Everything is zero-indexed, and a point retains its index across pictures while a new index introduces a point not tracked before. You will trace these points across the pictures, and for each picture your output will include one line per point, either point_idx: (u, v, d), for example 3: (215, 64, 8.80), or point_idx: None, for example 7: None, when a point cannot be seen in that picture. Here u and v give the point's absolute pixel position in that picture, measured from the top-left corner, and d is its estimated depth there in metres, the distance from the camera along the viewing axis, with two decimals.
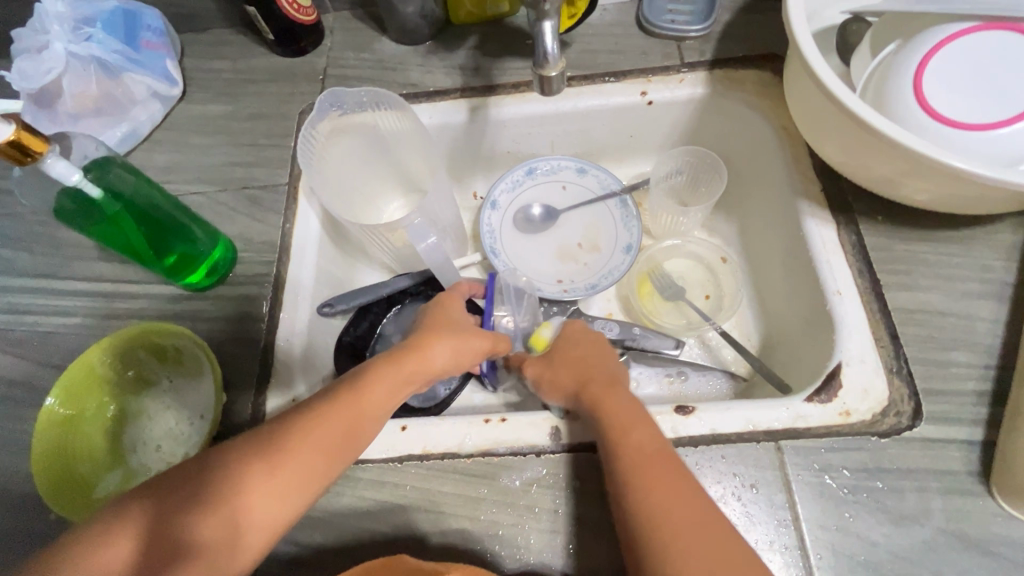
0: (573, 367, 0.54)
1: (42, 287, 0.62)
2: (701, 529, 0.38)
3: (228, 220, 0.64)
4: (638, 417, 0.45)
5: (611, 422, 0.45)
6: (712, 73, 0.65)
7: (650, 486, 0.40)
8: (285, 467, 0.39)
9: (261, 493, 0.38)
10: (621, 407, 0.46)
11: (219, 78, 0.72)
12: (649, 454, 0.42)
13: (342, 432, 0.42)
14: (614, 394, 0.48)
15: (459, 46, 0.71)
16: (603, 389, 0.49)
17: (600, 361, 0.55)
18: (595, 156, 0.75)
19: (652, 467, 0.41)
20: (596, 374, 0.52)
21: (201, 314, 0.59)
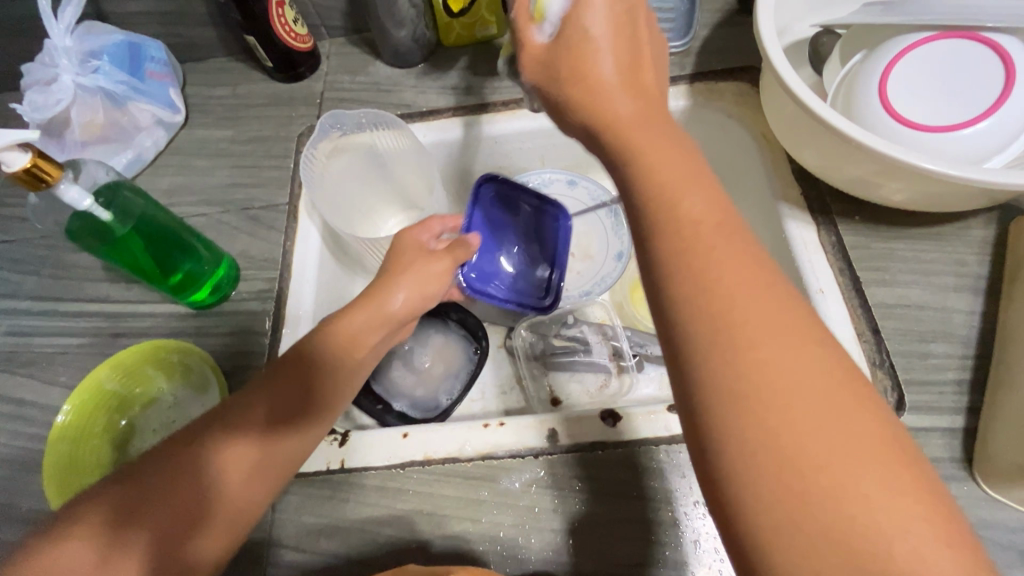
0: (610, 76, 0.38)
1: (50, 309, 0.64)
2: (835, 427, 0.26)
3: (230, 239, 0.66)
4: (719, 233, 0.31)
5: (639, 124, 0.36)
6: (693, 87, 0.68)
7: (756, 356, 0.27)
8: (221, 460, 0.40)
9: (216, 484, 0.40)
10: (623, 91, 0.37)
11: (220, 104, 0.75)
12: (748, 281, 0.29)
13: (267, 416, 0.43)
14: (680, 178, 0.33)
15: (450, 67, 0.74)
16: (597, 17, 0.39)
17: (622, 45, 0.38)
18: (584, 168, 0.78)
19: (763, 362, 0.27)
20: (639, 89, 0.38)
21: (206, 331, 0.60)
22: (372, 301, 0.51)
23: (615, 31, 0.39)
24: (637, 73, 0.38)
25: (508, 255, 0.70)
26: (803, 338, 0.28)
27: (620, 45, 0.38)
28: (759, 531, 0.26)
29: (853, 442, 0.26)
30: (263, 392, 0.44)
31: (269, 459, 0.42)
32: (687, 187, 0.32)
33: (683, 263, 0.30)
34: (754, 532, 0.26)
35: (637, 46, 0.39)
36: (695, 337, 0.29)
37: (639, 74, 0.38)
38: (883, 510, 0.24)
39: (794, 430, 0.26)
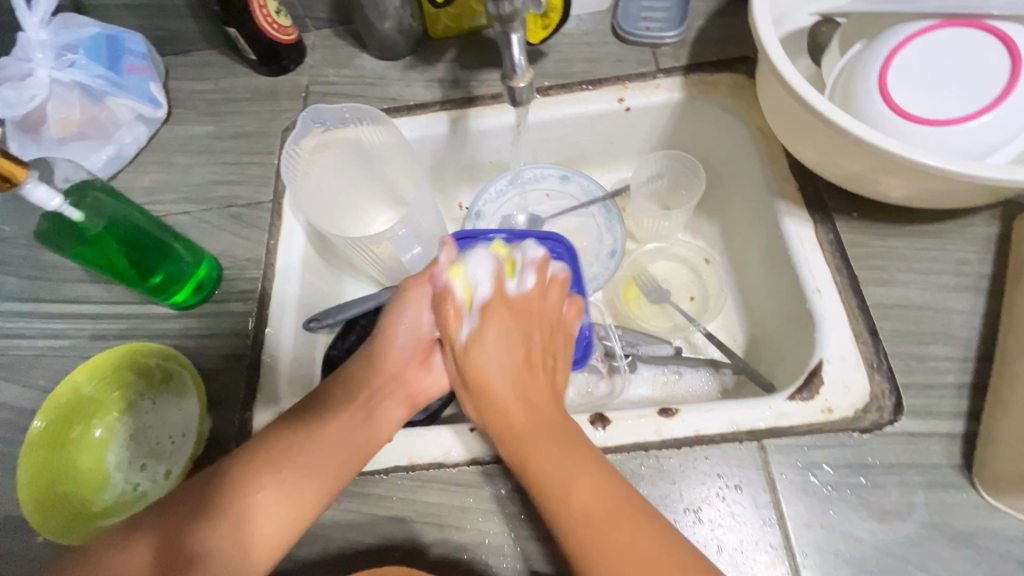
0: (508, 395, 0.50)
1: (29, 310, 0.62)
2: (637, 534, 0.39)
3: (213, 238, 0.64)
4: (574, 467, 0.43)
5: (515, 401, 0.50)
6: (687, 79, 0.66)
7: (572, 499, 0.41)
8: (287, 465, 0.46)
9: (265, 498, 0.44)
10: (497, 357, 0.53)
11: (202, 99, 0.74)
12: (604, 515, 0.40)
13: (335, 430, 0.49)
14: (554, 451, 0.44)
15: (438, 59, 0.72)
16: (492, 344, 0.54)
17: (521, 361, 0.53)
18: (577, 163, 0.76)
19: (568, 504, 0.41)
20: (516, 359, 0.53)
21: (187, 332, 0.59)
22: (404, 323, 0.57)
23: (514, 332, 0.55)
24: (517, 317, 0.56)
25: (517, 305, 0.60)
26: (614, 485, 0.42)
27: (512, 329, 0.55)
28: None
29: (645, 539, 0.39)
30: (334, 403, 0.51)
31: (290, 497, 0.45)
32: (496, 389, 0.51)
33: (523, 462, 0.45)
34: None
35: (536, 335, 0.56)
36: (577, 547, 0.39)
37: (530, 368, 0.53)
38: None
39: (608, 539, 0.39)
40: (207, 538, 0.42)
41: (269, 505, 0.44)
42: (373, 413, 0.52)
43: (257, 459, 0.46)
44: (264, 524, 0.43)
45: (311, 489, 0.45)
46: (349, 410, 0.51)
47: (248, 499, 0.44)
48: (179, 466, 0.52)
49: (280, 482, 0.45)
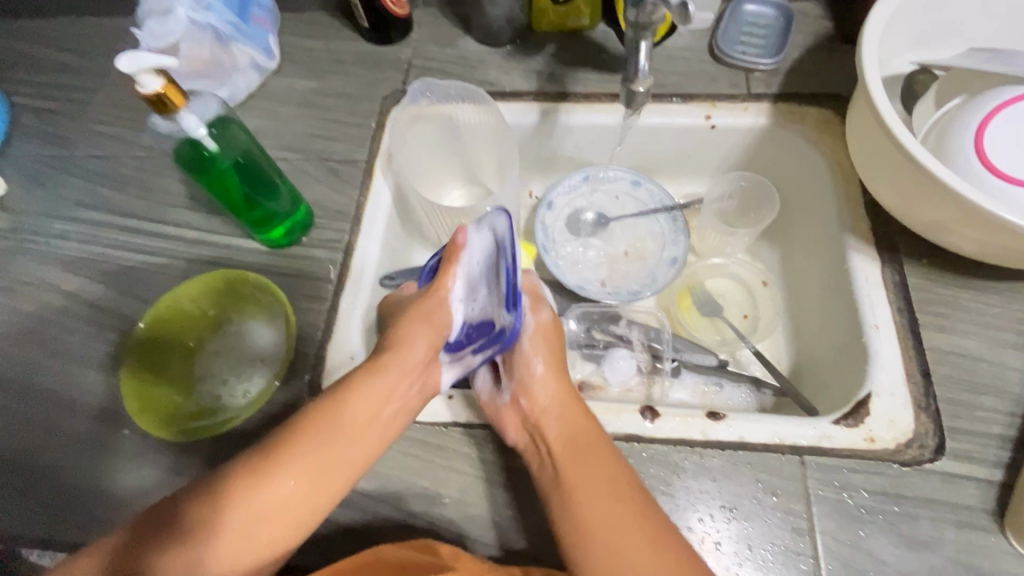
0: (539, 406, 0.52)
1: (134, 225, 0.68)
2: (641, 521, 0.44)
3: (308, 186, 0.69)
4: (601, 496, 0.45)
5: (559, 440, 0.49)
6: (776, 106, 0.68)
7: (587, 525, 0.44)
8: (239, 512, 0.41)
9: (228, 538, 0.40)
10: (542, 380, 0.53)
11: (311, 56, 0.78)
12: (621, 537, 0.43)
13: (280, 483, 0.42)
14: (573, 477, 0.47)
15: (537, 52, 0.75)
16: (548, 408, 0.51)
17: (570, 413, 0.51)
18: (651, 170, 0.79)
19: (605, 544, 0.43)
20: (554, 399, 0.52)
21: (276, 270, 0.64)
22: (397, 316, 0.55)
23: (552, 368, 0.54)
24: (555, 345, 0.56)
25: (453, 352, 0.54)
26: (623, 474, 0.47)
27: (553, 376, 0.53)
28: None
29: (647, 526, 0.44)
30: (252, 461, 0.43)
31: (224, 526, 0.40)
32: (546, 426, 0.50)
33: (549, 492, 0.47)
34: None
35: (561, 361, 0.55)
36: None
37: (556, 409, 0.51)
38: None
39: (605, 547, 0.43)
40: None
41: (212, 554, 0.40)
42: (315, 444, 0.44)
43: (207, 509, 0.41)
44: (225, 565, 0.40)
45: (273, 533, 0.42)
46: (284, 465, 0.42)
47: (215, 558, 0.40)
48: (256, 386, 0.57)
49: (250, 527, 0.41)
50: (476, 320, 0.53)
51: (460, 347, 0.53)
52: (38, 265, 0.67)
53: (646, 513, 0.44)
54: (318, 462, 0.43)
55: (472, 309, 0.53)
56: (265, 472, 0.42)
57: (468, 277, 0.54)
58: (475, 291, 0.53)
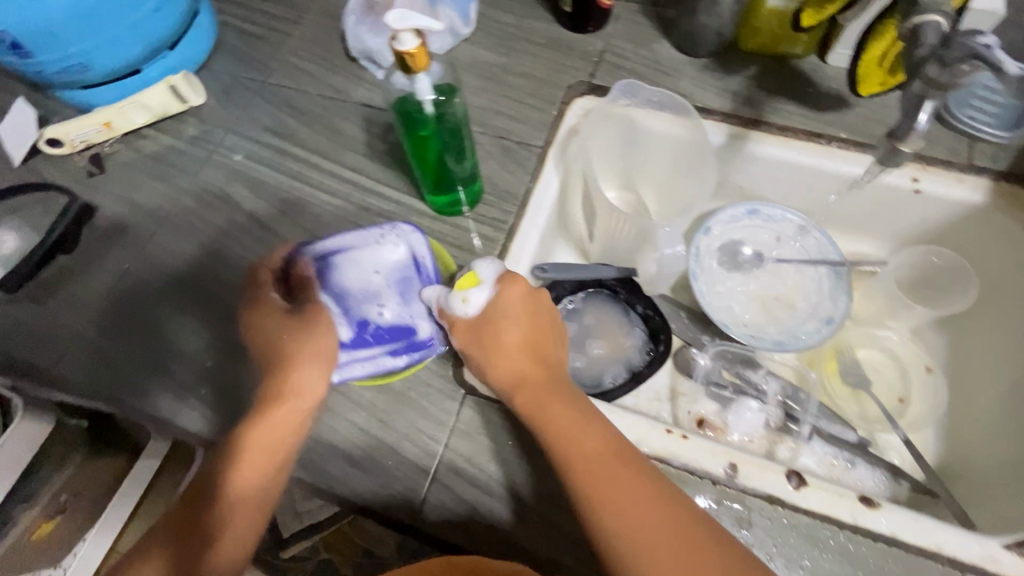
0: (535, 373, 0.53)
1: (314, 163, 0.71)
2: (648, 493, 0.46)
3: (480, 160, 0.69)
4: (609, 481, 0.46)
5: (564, 429, 0.49)
6: (998, 185, 0.62)
7: (612, 524, 0.45)
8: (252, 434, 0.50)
9: (252, 453, 0.50)
10: (519, 347, 0.53)
11: (503, 31, 0.79)
12: (640, 494, 0.46)
13: (287, 416, 0.51)
14: (604, 470, 0.47)
15: (737, 71, 0.72)
16: (502, 352, 0.53)
17: (534, 369, 0.53)
18: (823, 218, 0.74)
19: (628, 538, 0.44)
20: (519, 354, 0.53)
21: (440, 237, 0.65)
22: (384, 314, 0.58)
23: (523, 327, 0.54)
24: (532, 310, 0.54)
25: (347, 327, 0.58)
26: (614, 449, 0.49)
27: (523, 334, 0.53)
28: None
29: (662, 504, 0.46)
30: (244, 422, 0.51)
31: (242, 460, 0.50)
32: (554, 415, 0.50)
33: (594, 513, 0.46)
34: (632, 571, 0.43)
35: (549, 319, 0.55)
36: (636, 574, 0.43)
37: (539, 372, 0.53)
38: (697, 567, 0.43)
39: (636, 547, 0.44)
40: (239, 478, 0.50)
41: (242, 481, 0.50)
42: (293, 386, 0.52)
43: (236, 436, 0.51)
44: (258, 472, 0.50)
45: (271, 443, 0.50)
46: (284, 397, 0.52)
47: (250, 467, 0.50)
48: None
49: (282, 441, 0.51)
50: (386, 325, 0.58)
51: (366, 343, 0.57)
52: (226, 181, 0.73)
53: (660, 495, 0.46)
54: (293, 400, 0.52)
55: (378, 314, 0.58)
56: (280, 408, 0.51)
57: (371, 282, 0.59)
58: (381, 301, 0.58)
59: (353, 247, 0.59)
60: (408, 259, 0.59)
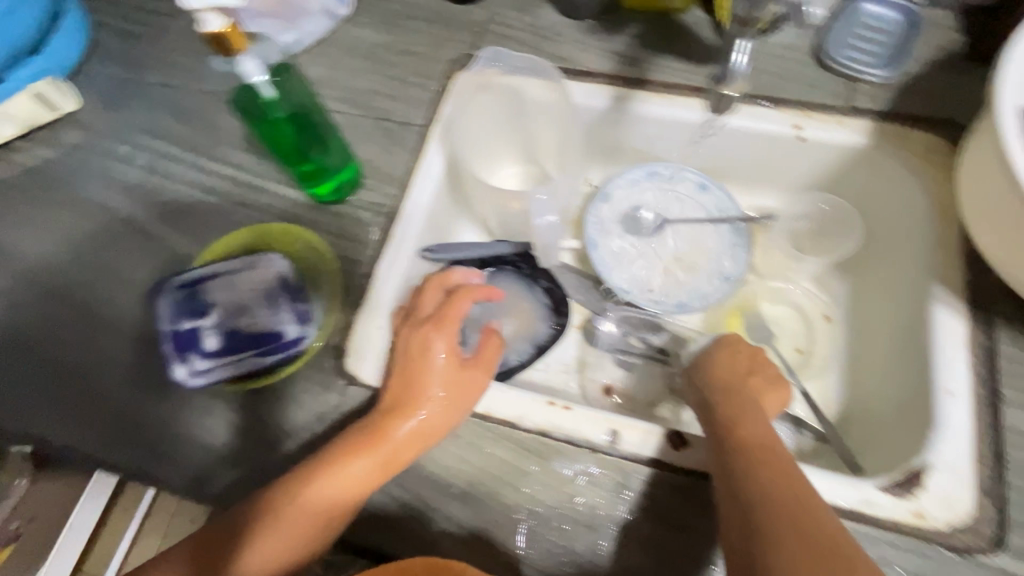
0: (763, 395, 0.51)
1: (193, 162, 0.68)
2: (795, 497, 0.40)
3: (362, 144, 0.67)
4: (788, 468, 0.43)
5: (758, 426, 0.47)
6: (878, 125, 0.61)
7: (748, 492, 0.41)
8: (379, 451, 0.48)
9: (342, 479, 0.47)
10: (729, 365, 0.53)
11: (384, 8, 0.75)
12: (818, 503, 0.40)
13: (419, 429, 0.49)
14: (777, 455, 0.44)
15: (621, 31, 0.69)
16: (742, 399, 0.49)
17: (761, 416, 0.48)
18: (723, 175, 0.72)
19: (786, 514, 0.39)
20: (738, 375, 0.52)
21: (317, 224, 0.63)
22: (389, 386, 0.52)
23: (731, 354, 0.54)
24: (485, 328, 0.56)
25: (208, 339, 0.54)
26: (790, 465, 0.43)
27: (747, 364, 0.53)
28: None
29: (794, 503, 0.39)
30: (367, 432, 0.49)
31: (316, 473, 0.47)
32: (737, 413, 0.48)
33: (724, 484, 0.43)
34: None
35: (767, 366, 0.54)
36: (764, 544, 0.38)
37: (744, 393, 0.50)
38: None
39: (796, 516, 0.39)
40: (324, 487, 0.47)
41: (323, 493, 0.47)
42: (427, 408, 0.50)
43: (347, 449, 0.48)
44: (351, 477, 0.47)
45: (397, 461, 0.49)
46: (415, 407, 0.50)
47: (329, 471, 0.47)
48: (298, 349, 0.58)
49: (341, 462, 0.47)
50: (255, 332, 0.55)
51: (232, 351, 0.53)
52: (104, 188, 0.70)
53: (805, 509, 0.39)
54: (432, 421, 0.50)
55: (248, 324, 0.55)
56: (394, 415, 0.49)
57: (237, 300, 0.55)
58: (251, 312, 0.55)
59: (217, 271, 0.56)
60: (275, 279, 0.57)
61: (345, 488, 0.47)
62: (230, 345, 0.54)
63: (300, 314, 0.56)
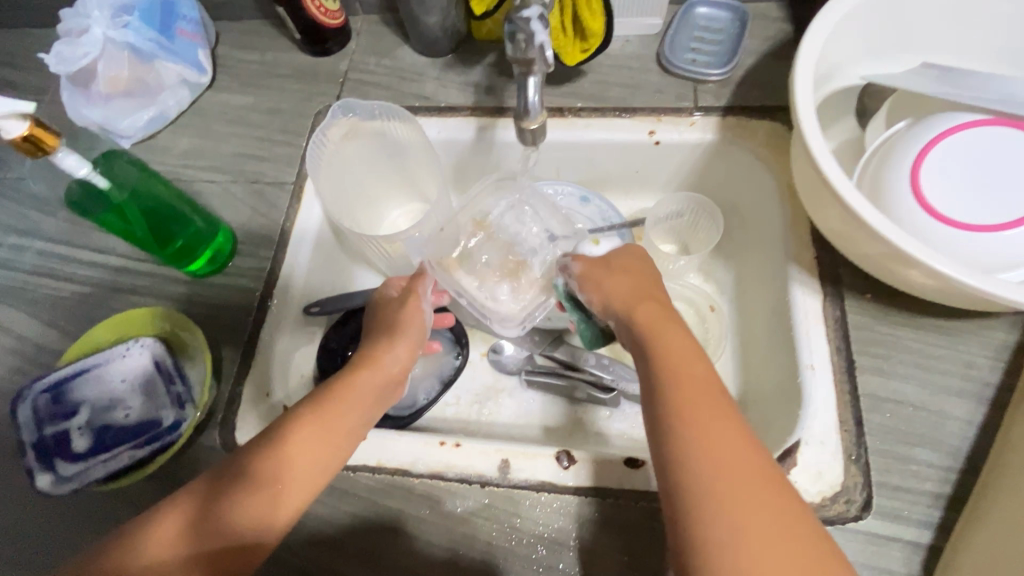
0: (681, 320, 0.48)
1: (59, 252, 0.66)
2: (729, 439, 0.39)
3: (234, 211, 0.67)
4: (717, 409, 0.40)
5: (679, 359, 0.43)
6: (724, 120, 0.64)
7: (688, 440, 0.39)
8: (299, 440, 0.45)
9: (278, 483, 0.43)
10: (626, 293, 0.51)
11: (246, 70, 0.75)
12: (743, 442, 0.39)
13: (340, 415, 0.47)
14: (707, 403, 0.40)
15: (477, 62, 0.71)
16: (652, 322, 0.47)
17: (667, 332, 0.46)
18: (600, 185, 0.74)
19: (714, 461, 0.38)
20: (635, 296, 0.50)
21: (194, 299, 0.62)
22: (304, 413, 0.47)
23: (627, 278, 0.52)
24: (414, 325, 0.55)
25: (81, 439, 0.52)
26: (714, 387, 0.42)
27: (629, 283, 0.52)
28: (726, 559, 0.34)
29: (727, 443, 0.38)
30: (311, 426, 0.46)
31: (249, 489, 0.43)
32: (665, 345, 0.45)
33: (662, 430, 0.40)
34: (714, 540, 0.35)
35: (655, 288, 0.52)
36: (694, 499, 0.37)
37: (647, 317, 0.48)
38: (782, 546, 0.35)
39: (720, 463, 0.38)
40: (249, 507, 0.42)
41: (240, 517, 0.42)
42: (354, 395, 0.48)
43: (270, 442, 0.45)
44: (292, 476, 0.44)
45: (319, 453, 0.45)
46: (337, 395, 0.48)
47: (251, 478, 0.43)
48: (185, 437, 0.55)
49: (280, 467, 0.44)
50: (131, 424, 0.53)
51: (107, 448, 0.52)
52: None
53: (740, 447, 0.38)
54: (356, 404, 0.48)
55: (121, 417, 0.53)
56: (320, 406, 0.47)
57: (109, 394, 0.54)
58: (124, 404, 0.54)
59: (85, 366, 0.54)
60: (147, 363, 0.55)
61: (265, 493, 0.43)
62: (106, 442, 0.52)
63: (176, 397, 0.54)
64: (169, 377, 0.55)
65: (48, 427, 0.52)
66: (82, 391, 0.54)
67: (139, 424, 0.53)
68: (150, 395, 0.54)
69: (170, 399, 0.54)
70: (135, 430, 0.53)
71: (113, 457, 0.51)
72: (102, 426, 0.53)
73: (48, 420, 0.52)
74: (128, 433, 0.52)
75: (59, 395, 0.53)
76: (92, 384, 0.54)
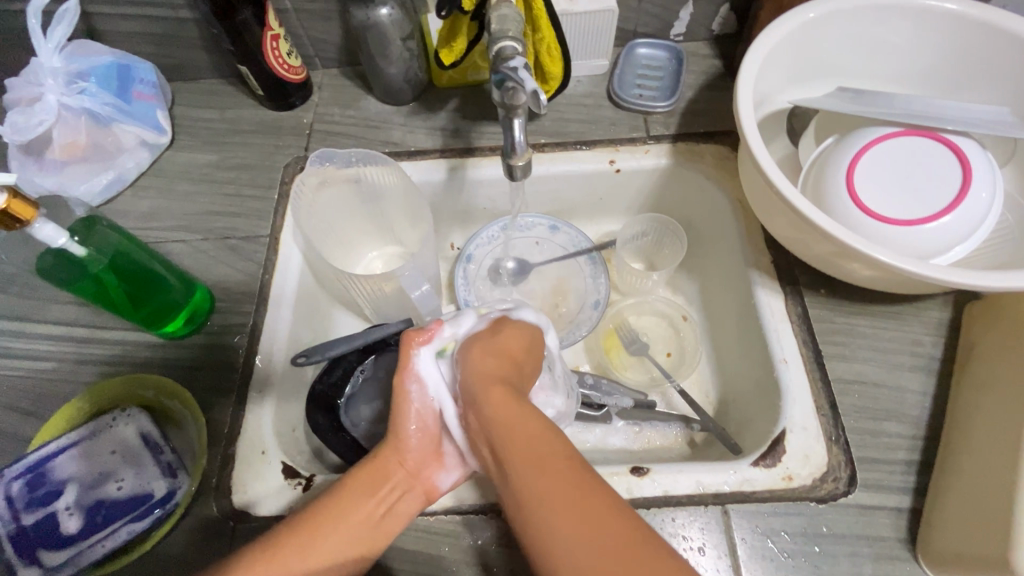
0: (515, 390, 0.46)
1: (15, 328, 0.62)
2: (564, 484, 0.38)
3: (207, 268, 0.65)
4: (537, 446, 0.41)
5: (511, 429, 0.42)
6: (675, 146, 0.70)
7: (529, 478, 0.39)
8: (345, 541, 0.43)
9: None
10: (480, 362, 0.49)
11: (207, 128, 0.75)
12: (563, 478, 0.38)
13: (387, 504, 0.46)
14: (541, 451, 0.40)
15: (440, 108, 0.75)
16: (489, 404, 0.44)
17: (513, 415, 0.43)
18: (566, 214, 0.79)
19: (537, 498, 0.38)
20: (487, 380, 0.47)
21: (176, 364, 0.59)
22: (354, 505, 0.45)
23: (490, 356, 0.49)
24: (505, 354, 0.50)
25: (66, 522, 0.49)
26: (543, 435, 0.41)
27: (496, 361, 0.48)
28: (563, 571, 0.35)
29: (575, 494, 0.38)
30: (327, 538, 0.43)
31: None
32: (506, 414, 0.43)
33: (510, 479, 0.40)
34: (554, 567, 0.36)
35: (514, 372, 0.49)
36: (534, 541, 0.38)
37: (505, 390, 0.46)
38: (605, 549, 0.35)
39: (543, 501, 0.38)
40: None
41: None
42: (400, 494, 0.47)
43: (301, 533, 0.43)
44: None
45: (366, 549, 0.44)
46: (383, 493, 0.46)
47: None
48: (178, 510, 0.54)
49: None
50: (121, 499, 0.50)
51: (96, 528, 0.49)
52: None
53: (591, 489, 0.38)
54: (410, 503, 0.48)
55: (114, 491, 0.51)
56: (363, 505, 0.45)
57: (97, 469, 0.51)
58: (115, 476, 0.51)
59: (71, 441, 0.52)
60: (135, 434, 0.53)
61: None
62: (95, 521, 0.49)
63: (167, 467, 0.52)
64: (161, 446, 0.53)
65: (28, 515, 0.49)
66: (64, 470, 0.51)
67: (128, 498, 0.50)
68: (141, 467, 0.52)
69: (161, 469, 0.52)
70: (125, 505, 0.50)
71: (104, 536, 0.49)
72: (88, 506, 0.50)
73: (30, 505, 0.49)
74: (119, 510, 0.50)
75: (40, 477, 0.50)
76: (77, 462, 0.51)
